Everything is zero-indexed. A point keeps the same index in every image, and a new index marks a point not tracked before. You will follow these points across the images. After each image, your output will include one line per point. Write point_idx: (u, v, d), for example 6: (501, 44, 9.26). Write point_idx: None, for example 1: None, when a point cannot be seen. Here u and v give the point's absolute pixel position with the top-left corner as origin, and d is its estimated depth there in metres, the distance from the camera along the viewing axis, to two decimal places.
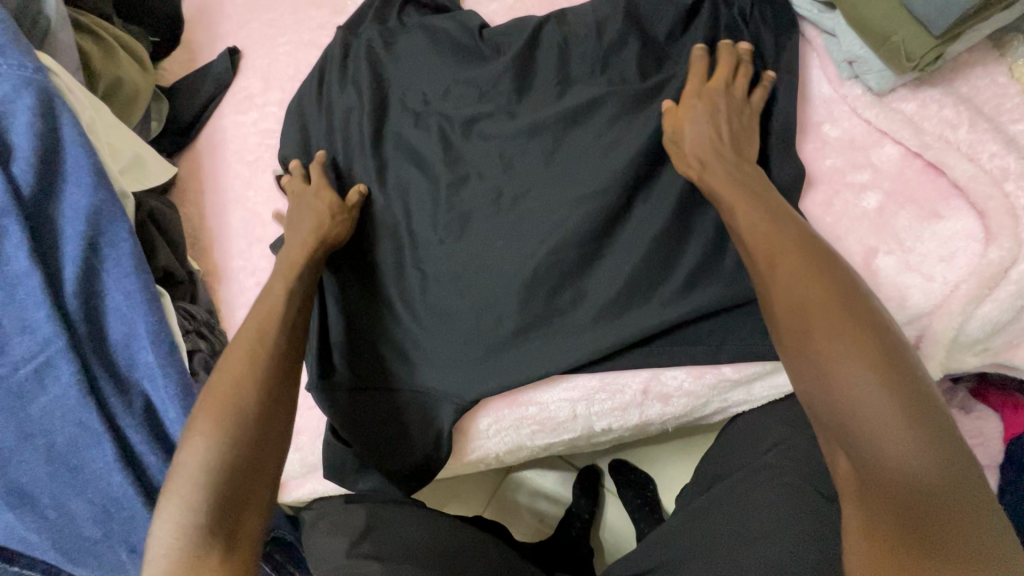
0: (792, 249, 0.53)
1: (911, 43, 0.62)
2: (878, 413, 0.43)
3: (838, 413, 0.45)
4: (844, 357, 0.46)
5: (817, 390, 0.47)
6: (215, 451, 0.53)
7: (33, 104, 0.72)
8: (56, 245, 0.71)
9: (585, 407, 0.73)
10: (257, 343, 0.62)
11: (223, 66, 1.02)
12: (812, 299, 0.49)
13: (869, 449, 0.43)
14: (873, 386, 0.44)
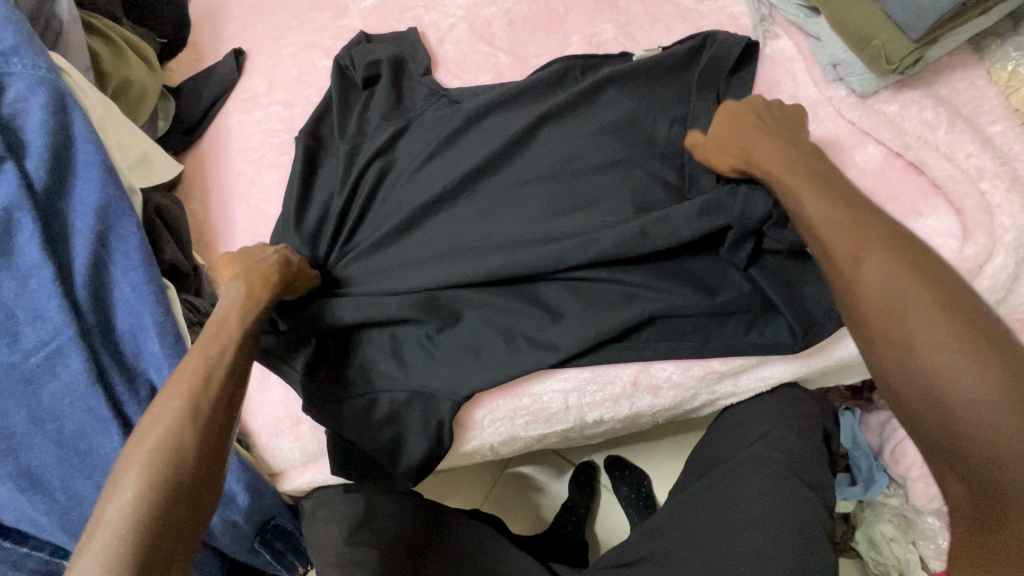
0: (872, 245, 0.51)
1: (890, 47, 0.64)
2: (1004, 421, 0.41)
3: (951, 423, 0.43)
4: (961, 362, 0.43)
5: (919, 398, 0.45)
6: (153, 491, 0.50)
7: (46, 102, 0.75)
8: (66, 237, 0.74)
9: (577, 398, 0.75)
10: (198, 390, 0.57)
11: (228, 67, 1.05)
12: (909, 300, 0.47)
13: (972, 438, 0.42)
14: (996, 393, 0.42)
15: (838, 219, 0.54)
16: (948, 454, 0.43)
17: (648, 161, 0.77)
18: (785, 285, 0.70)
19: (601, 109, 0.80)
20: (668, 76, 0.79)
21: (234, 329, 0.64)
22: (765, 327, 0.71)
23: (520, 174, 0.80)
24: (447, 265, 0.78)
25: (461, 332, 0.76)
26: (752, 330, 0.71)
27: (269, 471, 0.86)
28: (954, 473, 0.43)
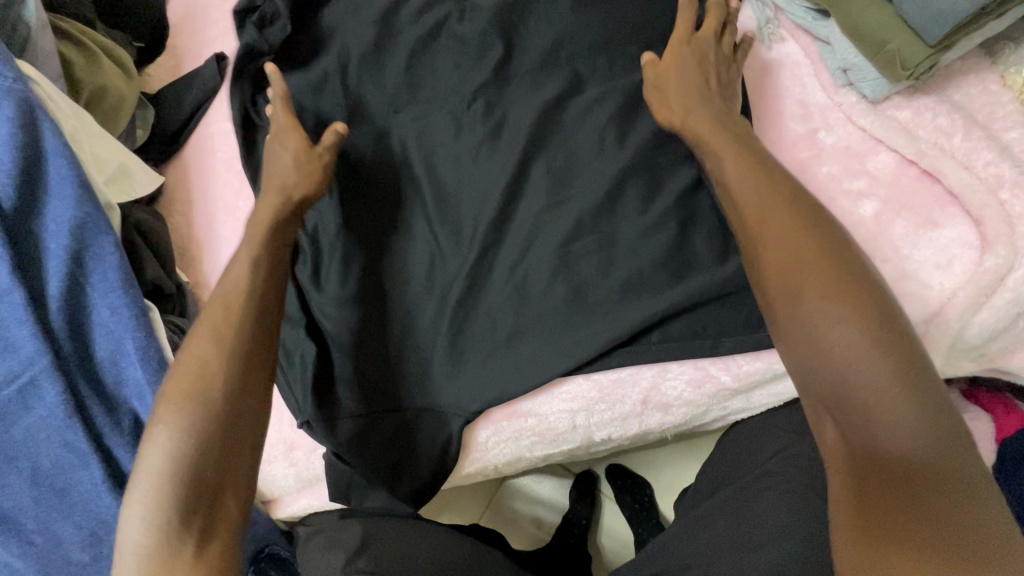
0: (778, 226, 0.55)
1: (906, 52, 0.62)
2: (881, 384, 0.46)
3: (835, 383, 0.48)
4: (848, 332, 0.48)
5: (813, 361, 0.50)
6: (176, 451, 0.54)
7: (13, 114, 0.70)
8: (38, 260, 0.69)
9: (584, 417, 0.73)
10: (224, 320, 0.62)
11: (209, 73, 1.00)
12: (815, 281, 0.51)
13: (856, 408, 0.47)
14: (873, 359, 0.47)
15: (758, 179, 0.59)
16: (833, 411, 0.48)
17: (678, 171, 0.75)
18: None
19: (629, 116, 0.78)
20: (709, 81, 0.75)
21: (239, 282, 0.64)
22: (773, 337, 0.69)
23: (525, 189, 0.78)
24: (457, 275, 0.76)
25: (473, 351, 0.74)
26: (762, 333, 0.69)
27: (260, 499, 0.83)
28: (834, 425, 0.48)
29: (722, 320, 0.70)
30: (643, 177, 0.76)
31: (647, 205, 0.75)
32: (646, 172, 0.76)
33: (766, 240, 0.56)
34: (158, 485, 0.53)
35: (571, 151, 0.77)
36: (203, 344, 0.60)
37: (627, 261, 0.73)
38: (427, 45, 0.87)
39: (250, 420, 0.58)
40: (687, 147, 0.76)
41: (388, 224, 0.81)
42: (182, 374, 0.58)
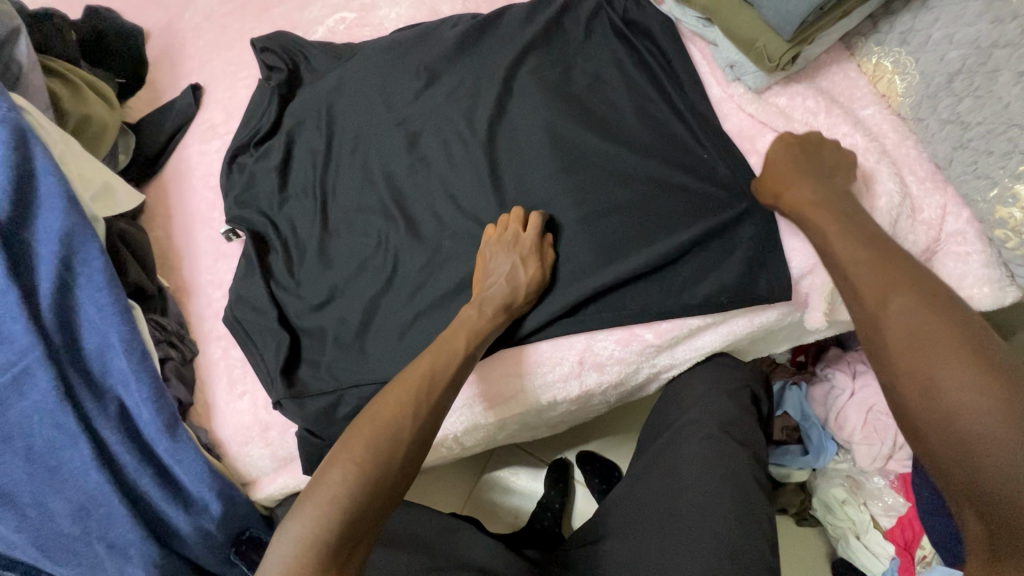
0: (889, 287, 0.54)
1: (770, 47, 0.74)
2: (1011, 452, 0.44)
3: (959, 447, 0.46)
4: (971, 398, 0.47)
5: (930, 421, 0.48)
6: (326, 518, 0.57)
7: (8, 137, 0.78)
8: (31, 264, 0.77)
9: (530, 380, 0.81)
10: (421, 393, 0.66)
11: (186, 101, 1.10)
12: (928, 338, 0.50)
13: (971, 436, 0.46)
14: (997, 422, 0.45)
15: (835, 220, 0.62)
16: (961, 486, 0.46)
17: (599, 152, 0.85)
18: (713, 257, 0.77)
19: (553, 112, 0.88)
20: (616, 85, 0.89)
21: (448, 368, 0.69)
22: (694, 291, 0.77)
23: (468, 188, 0.88)
24: (412, 261, 0.86)
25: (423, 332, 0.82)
26: (683, 291, 0.78)
27: (241, 481, 0.89)
28: (968, 503, 0.46)
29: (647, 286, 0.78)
30: (579, 168, 0.85)
31: (570, 186, 0.84)
32: (571, 157, 0.85)
33: (859, 282, 0.56)
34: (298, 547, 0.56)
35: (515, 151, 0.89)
36: (389, 412, 0.64)
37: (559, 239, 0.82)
38: (386, 70, 0.99)
39: (398, 489, 0.62)
40: (605, 130, 0.86)
41: (351, 226, 0.92)
42: (368, 428, 0.63)
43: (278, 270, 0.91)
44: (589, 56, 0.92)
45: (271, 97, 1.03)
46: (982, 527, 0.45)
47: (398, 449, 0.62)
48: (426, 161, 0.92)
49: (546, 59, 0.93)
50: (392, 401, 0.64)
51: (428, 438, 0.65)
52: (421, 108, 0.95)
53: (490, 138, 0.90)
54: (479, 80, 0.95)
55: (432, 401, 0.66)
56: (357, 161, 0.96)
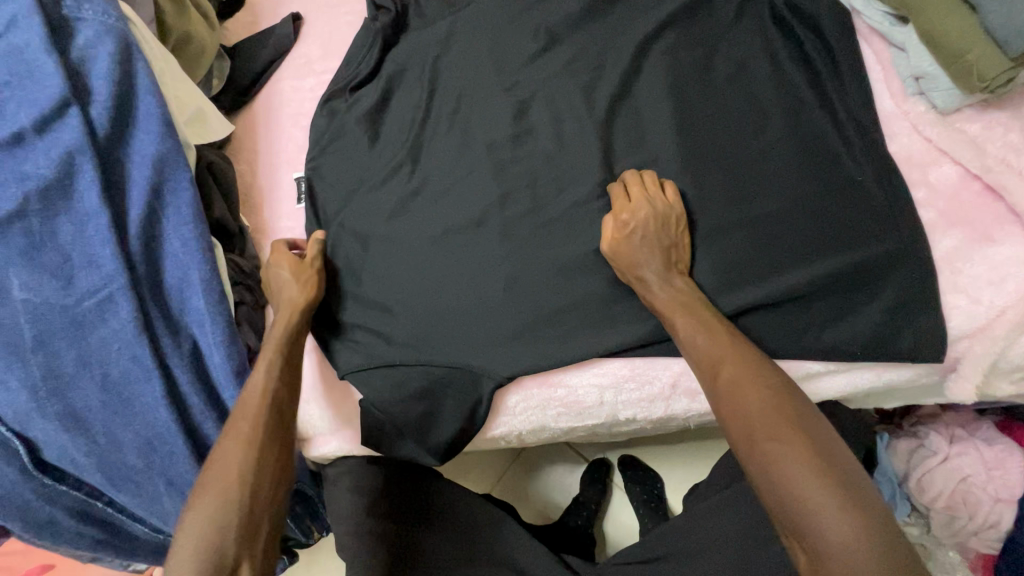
0: (735, 362, 0.62)
1: (983, 63, 0.61)
2: (825, 507, 0.51)
3: (789, 503, 0.53)
4: (787, 458, 0.54)
5: (762, 478, 0.55)
6: (208, 533, 0.59)
7: (113, 50, 0.75)
8: (123, 187, 0.74)
9: (612, 395, 0.75)
10: (252, 425, 0.66)
11: (285, 30, 1.04)
12: (753, 407, 0.59)
13: (808, 518, 0.52)
14: (815, 485, 0.52)
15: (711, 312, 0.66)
16: (787, 528, 0.53)
17: (735, 155, 0.74)
18: (858, 298, 0.66)
19: (685, 101, 0.78)
20: (764, 79, 0.77)
21: (261, 382, 0.69)
22: (826, 333, 0.67)
23: (577, 171, 0.79)
24: (504, 242, 0.79)
25: (507, 326, 0.76)
26: (813, 336, 0.67)
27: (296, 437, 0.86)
28: (799, 546, 0.53)
29: (775, 318, 0.68)
30: (708, 170, 0.74)
31: (693, 187, 0.74)
32: (700, 155, 0.75)
33: (694, 340, 0.64)
34: (196, 555, 0.58)
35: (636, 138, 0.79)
36: (223, 446, 0.65)
37: None
38: (503, 26, 0.90)
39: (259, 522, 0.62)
40: (743, 129, 0.75)
41: (438, 192, 0.84)
42: (219, 469, 0.63)
43: (349, 228, 0.86)
44: (738, 41, 0.80)
45: (373, 40, 0.96)
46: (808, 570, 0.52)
47: (248, 463, 0.63)
48: (534, 134, 0.83)
49: (687, 38, 0.82)
50: (237, 421, 0.66)
51: (261, 463, 0.64)
52: (536, 74, 0.86)
53: (613, 118, 0.81)
54: (606, 51, 0.84)
55: (267, 416, 0.67)
56: (457, 121, 0.88)
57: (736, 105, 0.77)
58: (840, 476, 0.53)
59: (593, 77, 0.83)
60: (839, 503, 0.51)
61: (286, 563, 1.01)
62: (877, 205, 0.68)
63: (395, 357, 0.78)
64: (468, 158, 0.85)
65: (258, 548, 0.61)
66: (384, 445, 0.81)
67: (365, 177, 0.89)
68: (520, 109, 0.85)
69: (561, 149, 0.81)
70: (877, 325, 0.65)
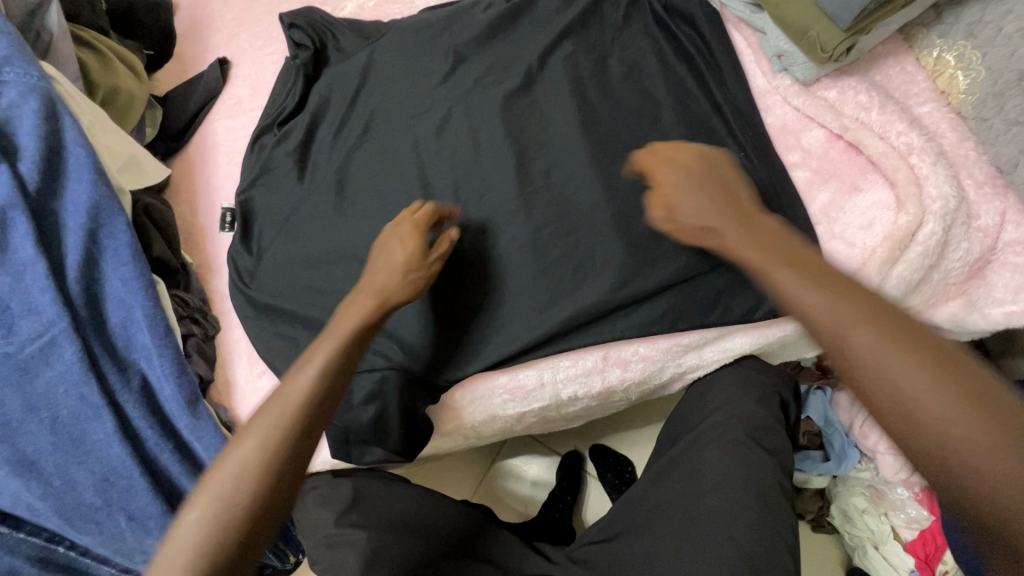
0: (801, 267, 0.48)
1: (824, 37, 0.70)
2: (969, 434, 0.38)
3: (908, 426, 0.41)
4: (886, 366, 0.42)
5: (881, 412, 0.42)
6: (210, 535, 0.50)
7: (37, 108, 0.78)
8: (59, 236, 0.77)
9: (551, 375, 0.80)
10: (337, 363, 0.61)
11: (213, 75, 1.09)
12: (831, 319, 0.45)
13: (928, 433, 0.39)
14: (938, 397, 0.40)
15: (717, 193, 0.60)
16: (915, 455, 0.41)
17: (634, 142, 0.81)
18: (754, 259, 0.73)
19: (586, 98, 0.85)
20: (654, 72, 0.85)
21: (304, 385, 0.58)
22: (733, 300, 0.75)
23: (494, 172, 0.85)
24: None
25: (447, 328, 0.80)
26: (716, 306, 0.75)
27: None
28: (935, 474, 0.40)
29: (681, 292, 0.76)
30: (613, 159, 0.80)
31: (599, 175, 0.81)
32: (603, 146, 0.82)
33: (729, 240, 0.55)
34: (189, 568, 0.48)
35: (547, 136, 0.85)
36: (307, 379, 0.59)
37: (587, 234, 0.79)
38: (417, 50, 0.97)
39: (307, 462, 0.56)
40: (640, 117, 0.82)
41: (370, 209, 0.89)
42: (275, 401, 0.57)
43: (288, 254, 0.90)
44: (627, 41, 0.88)
45: (295, 76, 1.02)
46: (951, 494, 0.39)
47: (264, 453, 0.54)
48: (453, 143, 0.89)
49: (582, 43, 0.89)
50: (267, 409, 0.56)
51: (334, 392, 0.59)
52: (451, 90, 0.93)
53: (522, 122, 0.87)
54: (511, 63, 0.91)
55: (312, 413, 0.57)
56: (382, 140, 0.93)
57: (631, 97, 0.84)
58: (982, 395, 0.39)
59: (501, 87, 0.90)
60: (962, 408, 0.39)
61: None
62: (761, 172, 0.75)
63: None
64: (395, 174, 0.90)
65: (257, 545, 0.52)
66: (353, 455, 0.83)
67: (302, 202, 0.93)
68: (439, 123, 0.91)
69: (479, 155, 0.87)
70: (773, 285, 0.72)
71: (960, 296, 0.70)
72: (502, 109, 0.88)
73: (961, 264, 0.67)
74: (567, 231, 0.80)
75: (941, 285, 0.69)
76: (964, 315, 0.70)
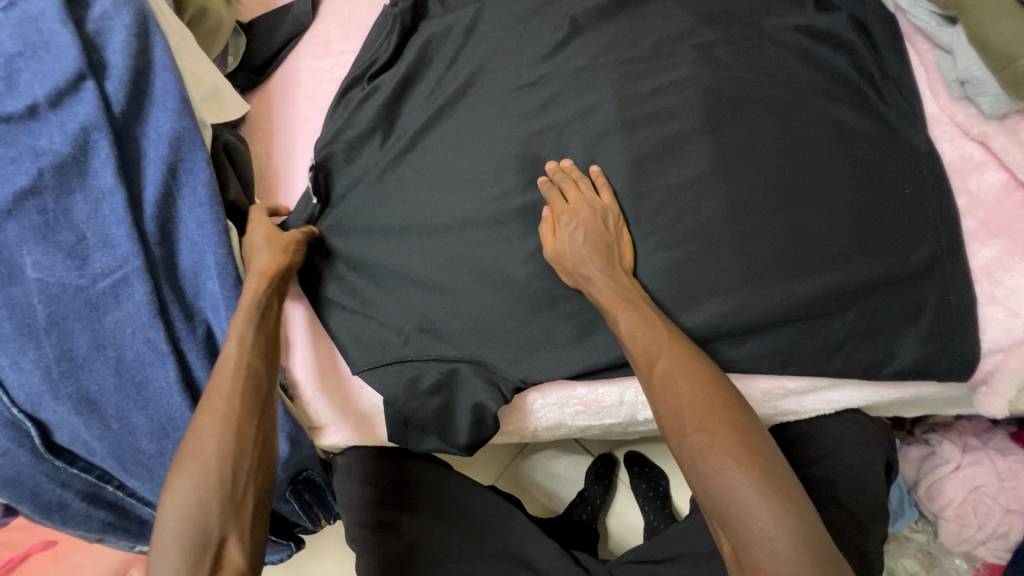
0: (669, 356, 0.64)
1: None
2: (750, 510, 0.54)
3: (720, 502, 0.56)
4: (719, 461, 0.57)
5: (701, 488, 0.58)
6: (190, 512, 0.56)
7: (130, 23, 0.72)
8: (139, 166, 0.72)
9: (633, 395, 0.75)
10: (239, 381, 0.64)
11: (303, 8, 1.01)
12: (684, 403, 0.61)
13: (736, 510, 0.55)
14: (756, 498, 0.54)
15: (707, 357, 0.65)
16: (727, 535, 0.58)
17: (770, 154, 0.72)
18: (887, 313, 0.66)
19: (721, 95, 0.76)
20: (801, 77, 0.75)
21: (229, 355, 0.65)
22: (859, 350, 0.67)
23: (604, 166, 0.77)
24: (532, 240, 0.77)
25: (529, 328, 0.75)
26: (836, 356, 0.67)
27: (307, 424, 0.84)
28: (722, 530, 0.56)
29: (798, 332, 0.68)
30: (740, 173, 0.72)
31: (724, 182, 0.72)
32: (734, 151, 0.73)
33: (631, 333, 0.66)
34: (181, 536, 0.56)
35: (672, 132, 0.76)
36: (226, 384, 0.63)
37: (705, 248, 0.70)
38: (531, 13, 0.88)
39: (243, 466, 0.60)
40: (780, 126, 0.73)
41: (460, 184, 0.82)
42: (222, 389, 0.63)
43: (368, 218, 0.85)
44: (774, 39, 0.78)
45: (392, 25, 0.93)
46: (734, 559, 0.55)
47: (224, 433, 0.60)
48: (560, 125, 0.81)
49: (724, 32, 0.79)
50: (226, 400, 0.62)
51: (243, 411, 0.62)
52: (565, 64, 0.84)
53: (643, 111, 0.78)
54: (639, 43, 0.82)
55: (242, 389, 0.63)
56: (481, 106, 0.85)
57: (773, 102, 0.74)
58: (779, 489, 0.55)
59: (622, 69, 0.81)
60: (763, 490, 0.55)
61: (294, 552, 0.96)
62: (922, 215, 0.67)
63: (408, 353, 0.77)
64: (492, 149, 0.82)
65: (246, 524, 0.59)
66: (409, 440, 0.81)
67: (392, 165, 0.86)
68: (549, 98, 0.82)
69: (592, 143, 0.79)
70: (912, 346, 0.65)
71: None
72: (623, 95, 0.79)
73: None
74: (683, 240, 0.71)
75: None
76: None
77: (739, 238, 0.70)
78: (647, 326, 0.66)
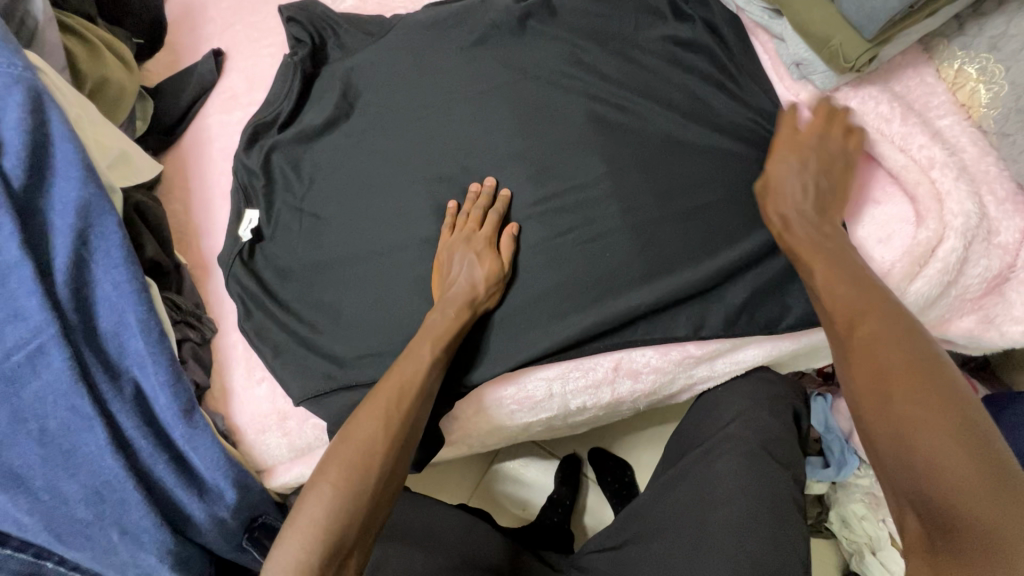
0: (875, 315, 0.54)
1: (846, 46, 0.69)
2: (952, 473, 0.43)
3: (913, 470, 0.46)
4: (928, 420, 0.46)
5: (892, 455, 0.47)
6: (313, 545, 0.58)
7: (23, 100, 0.73)
8: (47, 237, 0.73)
9: (561, 385, 0.79)
10: (391, 409, 0.66)
11: (207, 67, 1.04)
12: (897, 357, 0.51)
13: (937, 475, 0.44)
14: (962, 460, 0.43)
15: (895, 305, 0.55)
16: (907, 492, 0.46)
17: (649, 148, 0.79)
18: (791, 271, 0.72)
19: (601, 102, 0.83)
20: (666, 79, 0.83)
21: (416, 376, 0.68)
22: (756, 310, 0.75)
23: (506, 178, 0.83)
24: None
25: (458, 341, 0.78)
26: (733, 323, 0.75)
27: (256, 468, 0.85)
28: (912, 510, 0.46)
29: (702, 304, 0.76)
30: (631, 172, 0.79)
31: (611, 181, 0.79)
32: (619, 150, 0.80)
33: (831, 287, 0.58)
34: (315, 549, 0.58)
35: (562, 141, 0.82)
36: (379, 409, 0.65)
37: (608, 245, 0.77)
38: (424, 47, 0.94)
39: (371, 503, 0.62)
40: (655, 123, 0.81)
41: (375, 214, 0.86)
42: (376, 408, 0.66)
43: (296, 256, 0.88)
44: (642, 47, 0.86)
45: (292, 73, 0.97)
46: (925, 533, 0.44)
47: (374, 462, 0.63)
48: (461, 146, 0.86)
49: (597, 45, 0.87)
50: (373, 426, 0.64)
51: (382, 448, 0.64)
52: (459, 89, 0.90)
53: (534, 125, 0.84)
54: (524, 63, 0.89)
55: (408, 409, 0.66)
56: (388, 138, 0.90)
57: (646, 103, 0.82)
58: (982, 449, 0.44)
59: (510, 89, 0.87)
60: (971, 451, 0.44)
61: None
62: None
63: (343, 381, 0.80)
64: (404, 177, 0.87)
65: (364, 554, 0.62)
66: None
67: (314, 203, 0.90)
68: (448, 123, 0.88)
69: (490, 159, 0.84)
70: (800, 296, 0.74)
71: (974, 311, 0.74)
72: (513, 113, 0.86)
73: (978, 280, 0.70)
74: (589, 237, 0.77)
75: (957, 301, 0.73)
76: (981, 330, 0.73)
77: (636, 229, 0.76)
78: (842, 278, 0.58)
